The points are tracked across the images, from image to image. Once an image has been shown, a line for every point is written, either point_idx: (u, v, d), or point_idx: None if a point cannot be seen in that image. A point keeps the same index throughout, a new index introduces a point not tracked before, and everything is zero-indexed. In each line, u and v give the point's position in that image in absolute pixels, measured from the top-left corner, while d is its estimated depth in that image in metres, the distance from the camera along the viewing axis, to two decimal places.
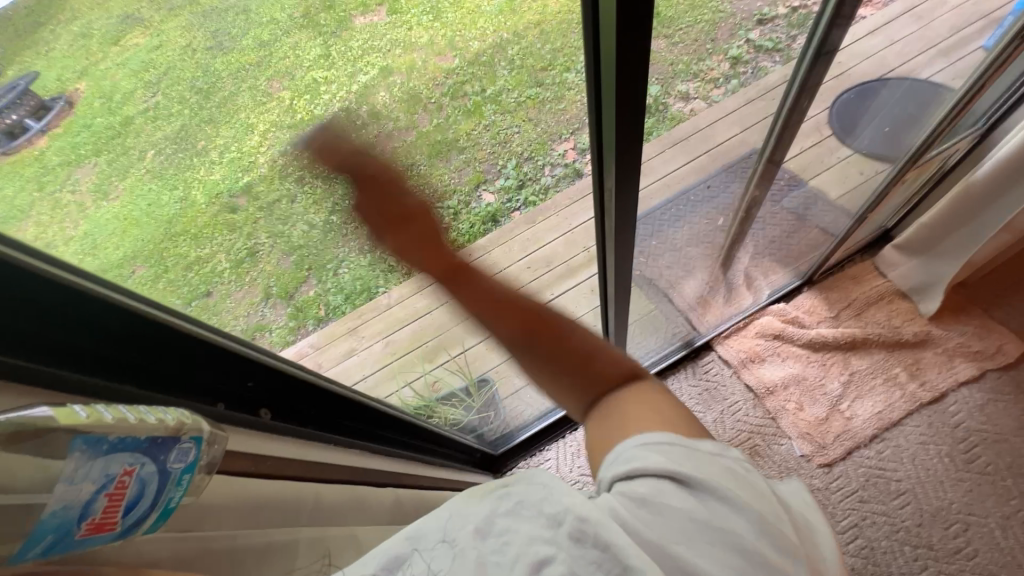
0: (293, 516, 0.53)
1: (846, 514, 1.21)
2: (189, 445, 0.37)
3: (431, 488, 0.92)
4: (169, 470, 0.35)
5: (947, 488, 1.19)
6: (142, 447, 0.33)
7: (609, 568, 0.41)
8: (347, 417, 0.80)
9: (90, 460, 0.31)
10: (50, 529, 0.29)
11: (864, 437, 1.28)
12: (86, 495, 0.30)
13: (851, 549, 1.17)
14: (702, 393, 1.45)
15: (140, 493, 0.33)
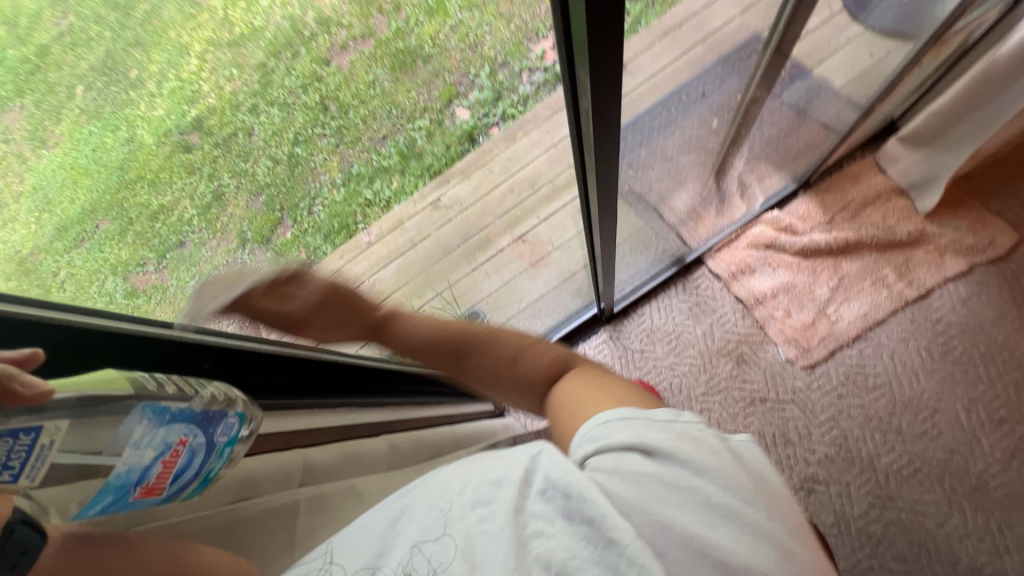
0: (285, 482, 0.53)
1: (824, 409, 1.28)
2: (233, 420, 0.45)
3: (432, 427, 0.94)
4: (214, 442, 0.42)
5: (922, 379, 1.25)
6: (195, 421, 0.40)
7: (595, 541, 0.41)
8: (338, 379, 0.77)
9: (157, 430, 0.37)
10: (115, 486, 0.35)
11: (848, 338, 1.32)
12: (148, 460, 0.36)
13: (826, 440, 1.26)
14: (691, 308, 1.46)
15: (189, 461, 0.40)
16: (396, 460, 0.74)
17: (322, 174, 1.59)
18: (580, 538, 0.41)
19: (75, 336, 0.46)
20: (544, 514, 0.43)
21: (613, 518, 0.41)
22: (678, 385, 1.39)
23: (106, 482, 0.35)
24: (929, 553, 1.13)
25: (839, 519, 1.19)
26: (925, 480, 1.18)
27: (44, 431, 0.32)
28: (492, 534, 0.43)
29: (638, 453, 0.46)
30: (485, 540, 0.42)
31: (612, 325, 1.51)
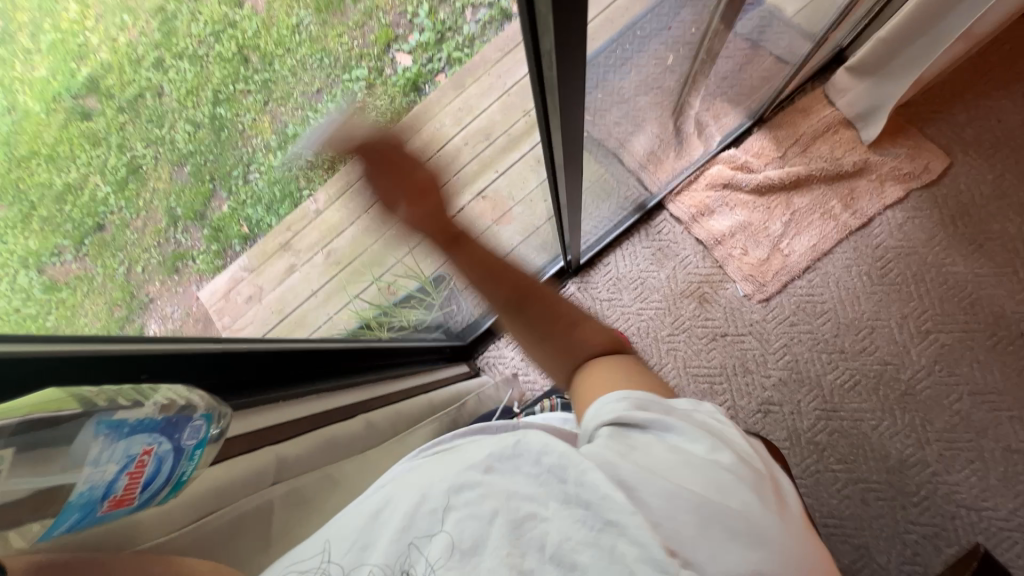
0: (259, 483, 0.54)
1: (778, 338, 1.37)
2: (200, 422, 0.43)
3: (412, 398, 0.93)
4: (183, 446, 0.41)
5: (862, 302, 1.35)
6: (157, 430, 0.39)
7: (591, 523, 0.44)
8: (297, 367, 0.75)
9: (115, 444, 0.36)
10: (80, 504, 0.35)
11: (799, 270, 1.39)
12: (110, 476, 0.36)
13: (780, 365, 1.36)
14: (654, 253, 1.48)
15: (158, 469, 0.39)
16: (372, 438, 0.74)
17: (255, 138, 1.59)
18: (576, 520, 0.44)
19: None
20: (537, 497, 0.46)
21: (600, 492, 0.44)
22: (644, 328, 1.44)
23: (68, 503, 0.35)
24: (866, 454, 1.26)
25: (791, 434, 1.30)
26: (863, 391, 1.30)
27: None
28: (480, 517, 0.46)
29: (621, 429, 0.52)
30: (473, 527, 0.45)
31: (579, 277, 1.52)
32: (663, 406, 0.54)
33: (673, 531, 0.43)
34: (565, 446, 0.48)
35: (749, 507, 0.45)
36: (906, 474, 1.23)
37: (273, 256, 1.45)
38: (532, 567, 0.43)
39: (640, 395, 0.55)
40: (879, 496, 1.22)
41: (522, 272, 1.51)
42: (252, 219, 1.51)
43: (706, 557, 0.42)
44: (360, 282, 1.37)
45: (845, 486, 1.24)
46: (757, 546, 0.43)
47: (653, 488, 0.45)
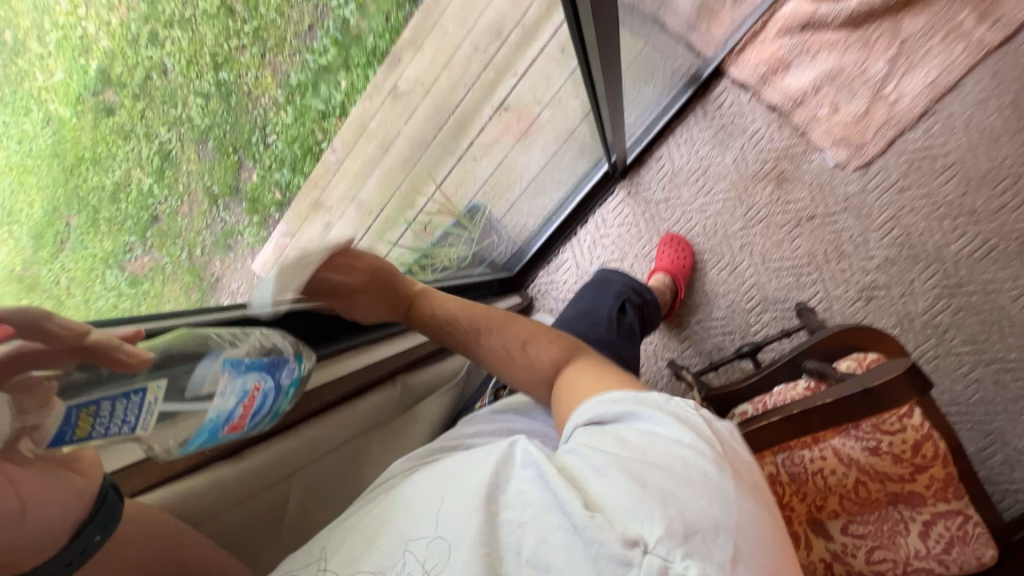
0: (282, 469, 0.59)
1: (883, 209, 1.14)
2: (293, 365, 0.53)
3: (456, 354, 0.96)
4: (281, 383, 0.51)
5: (1002, 145, 1.05)
6: (264, 369, 0.50)
7: (557, 521, 0.42)
8: (345, 318, 0.77)
9: (234, 379, 0.46)
10: (210, 427, 0.45)
11: (912, 117, 1.11)
12: (230, 405, 0.46)
13: (884, 243, 1.13)
14: (716, 133, 1.29)
15: (263, 402, 0.49)
16: (408, 401, 0.79)
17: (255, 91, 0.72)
18: (542, 517, 0.42)
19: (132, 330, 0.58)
20: (512, 501, 0.46)
21: (560, 494, 0.43)
22: (711, 226, 1.28)
23: (203, 425, 0.45)
24: (1002, 329, 1.04)
25: (902, 319, 1.11)
26: (1001, 257, 1.05)
27: (148, 391, 0.41)
28: (453, 522, 0.46)
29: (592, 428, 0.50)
30: (449, 531, 0.46)
31: (628, 179, 1.39)
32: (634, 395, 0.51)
33: (639, 515, 0.39)
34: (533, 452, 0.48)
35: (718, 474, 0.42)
36: None
37: (309, 219, 0.87)
38: (508, 570, 0.41)
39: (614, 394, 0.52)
40: (1020, 377, 1.03)
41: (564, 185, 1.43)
42: (282, 182, 0.80)
43: (674, 515, 0.39)
44: (397, 228, 1.11)
45: (974, 370, 1.06)
46: (720, 505, 0.40)
47: (613, 478, 0.43)
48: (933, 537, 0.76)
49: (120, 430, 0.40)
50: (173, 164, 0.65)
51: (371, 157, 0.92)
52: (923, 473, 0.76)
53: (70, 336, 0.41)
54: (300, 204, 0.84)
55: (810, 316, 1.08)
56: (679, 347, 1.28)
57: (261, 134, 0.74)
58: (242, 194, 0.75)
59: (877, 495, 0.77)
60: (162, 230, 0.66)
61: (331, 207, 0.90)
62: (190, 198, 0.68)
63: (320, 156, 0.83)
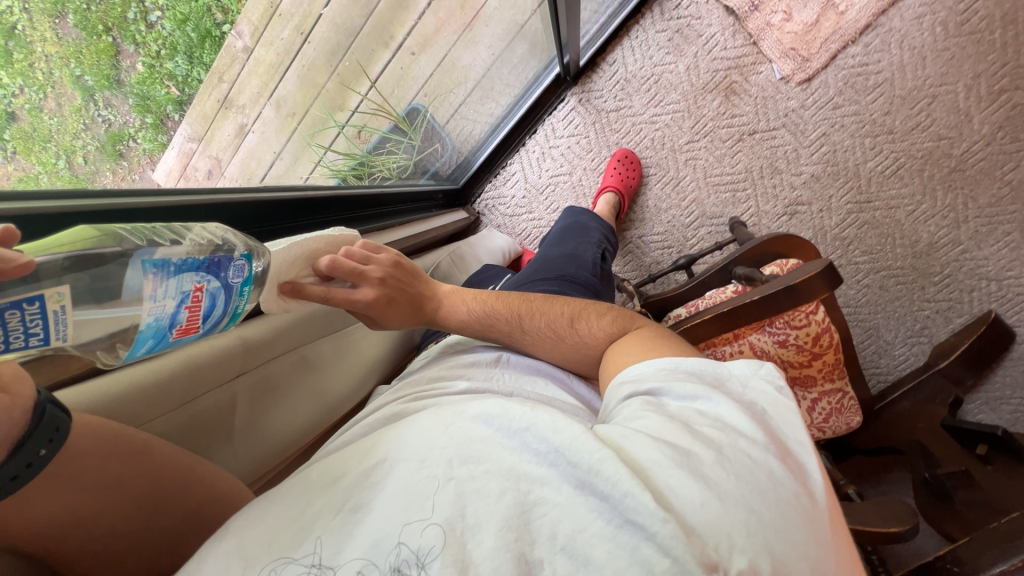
0: (226, 371, 0.53)
1: (815, 126, 1.18)
2: (242, 263, 0.45)
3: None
4: (231, 284, 0.44)
5: (927, 65, 1.10)
6: (202, 269, 0.41)
7: (612, 517, 0.39)
8: (268, 219, 0.77)
9: (167, 281, 0.38)
10: (151, 333, 0.38)
11: (855, 32, 1.13)
12: (172, 310, 0.39)
13: (814, 160, 1.20)
14: (671, 37, 1.23)
15: (213, 303, 0.42)
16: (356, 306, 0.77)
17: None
18: (590, 508, 0.40)
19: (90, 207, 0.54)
20: (549, 480, 0.43)
21: (622, 491, 0.40)
22: (660, 138, 1.27)
23: (139, 332, 0.37)
24: (894, 241, 1.18)
25: (817, 233, 1.22)
26: (906, 174, 1.15)
27: (50, 296, 0.31)
28: (490, 493, 0.42)
29: (650, 402, 0.49)
30: (483, 499, 0.42)
31: (580, 86, 1.32)
32: (712, 371, 0.51)
33: (717, 535, 0.37)
34: (585, 431, 0.44)
35: (801, 510, 0.39)
36: (933, 256, 1.16)
37: (218, 120, 0.77)
38: (542, 559, 0.39)
39: (689, 365, 0.53)
40: (900, 281, 1.19)
41: (513, 89, 1.33)
42: (178, 75, 0.68)
43: (754, 544, 0.37)
44: (327, 132, 1.00)
45: (866, 277, 1.21)
46: (800, 534, 0.38)
47: (684, 480, 0.40)
48: (818, 410, 0.91)
49: (28, 343, 0.30)
50: (21, 41, 0.50)
51: (288, 44, 0.85)
52: (818, 359, 0.88)
53: None
54: (204, 101, 0.74)
55: (740, 229, 1.15)
56: (621, 262, 1.34)
57: (141, 10, 0.62)
58: (126, 88, 0.61)
59: (780, 379, 0.90)
60: (24, 131, 0.51)
61: (244, 107, 0.81)
62: (56, 90, 0.54)
63: (223, 40, 0.75)
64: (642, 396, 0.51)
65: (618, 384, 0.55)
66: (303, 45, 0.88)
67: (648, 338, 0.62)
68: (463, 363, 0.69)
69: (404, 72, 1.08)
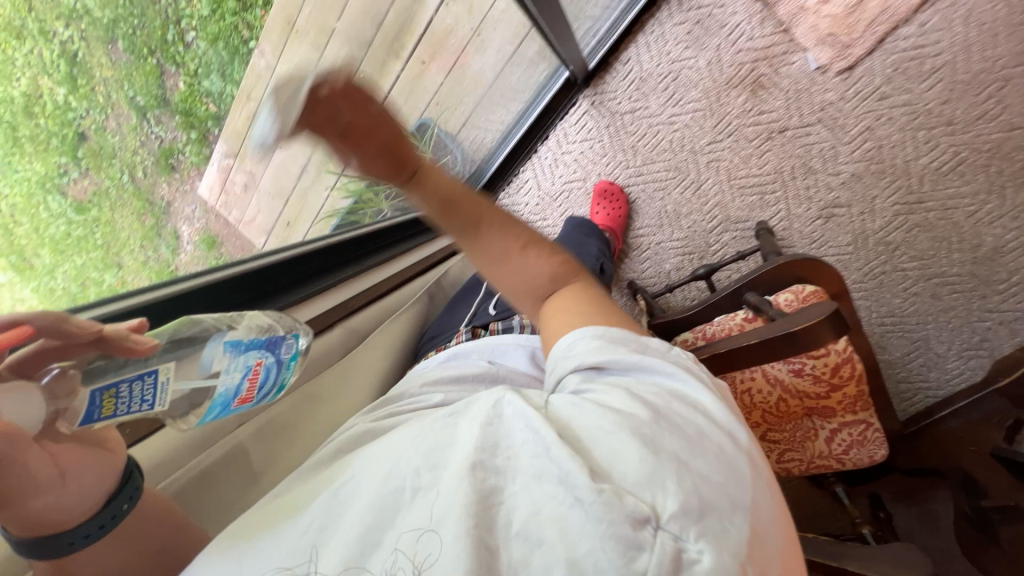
0: (227, 424, 0.60)
1: (858, 119, 1.06)
2: (292, 341, 0.56)
3: (398, 288, 1.02)
4: (282, 359, 0.54)
5: (998, 43, 0.95)
6: (263, 347, 0.52)
7: (562, 495, 0.39)
8: (286, 277, 0.83)
9: (236, 357, 0.50)
10: (220, 401, 0.48)
11: (908, 10, 0.99)
12: (236, 380, 0.49)
13: (854, 157, 1.08)
14: (690, 29, 1.14)
15: (267, 375, 0.52)
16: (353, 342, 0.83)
17: None
18: (545, 495, 0.40)
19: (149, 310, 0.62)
20: (504, 470, 0.43)
21: (566, 467, 0.40)
22: (679, 140, 1.18)
23: (212, 400, 0.47)
24: (950, 245, 1.05)
25: (856, 237, 1.11)
26: (967, 171, 1.01)
27: (160, 372, 0.43)
28: (445, 492, 0.42)
29: (590, 375, 0.53)
30: (444, 499, 0.42)
31: (593, 87, 1.26)
32: (635, 340, 0.55)
33: (654, 486, 0.39)
34: (535, 416, 0.45)
35: (728, 456, 0.43)
36: (997, 262, 1.03)
37: (249, 136, 0.88)
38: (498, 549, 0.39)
39: (613, 334, 0.56)
40: (955, 290, 1.07)
41: (523, 95, 1.29)
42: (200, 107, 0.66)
43: (691, 491, 0.39)
44: None
45: (914, 284, 1.09)
46: (728, 480, 0.41)
47: (626, 444, 0.42)
48: (837, 441, 0.86)
49: (140, 408, 0.42)
50: None
51: (306, 56, 0.91)
52: (839, 390, 0.82)
53: (85, 333, 0.43)
54: (235, 121, 0.85)
55: (767, 238, 1.08)
56: (639, 268, 1.29)
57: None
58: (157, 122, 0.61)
59: (795, 408, 0.86)
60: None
61: (264, 125, 0.87)
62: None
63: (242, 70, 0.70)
64: (585, 371, 0.53)
65: (557, 359, 0.57)
66: (320, 57, 0.94)
67: (588, 299, 0.63)
68: (443, 375, 0.70)
69: (416, 82, 1.08)
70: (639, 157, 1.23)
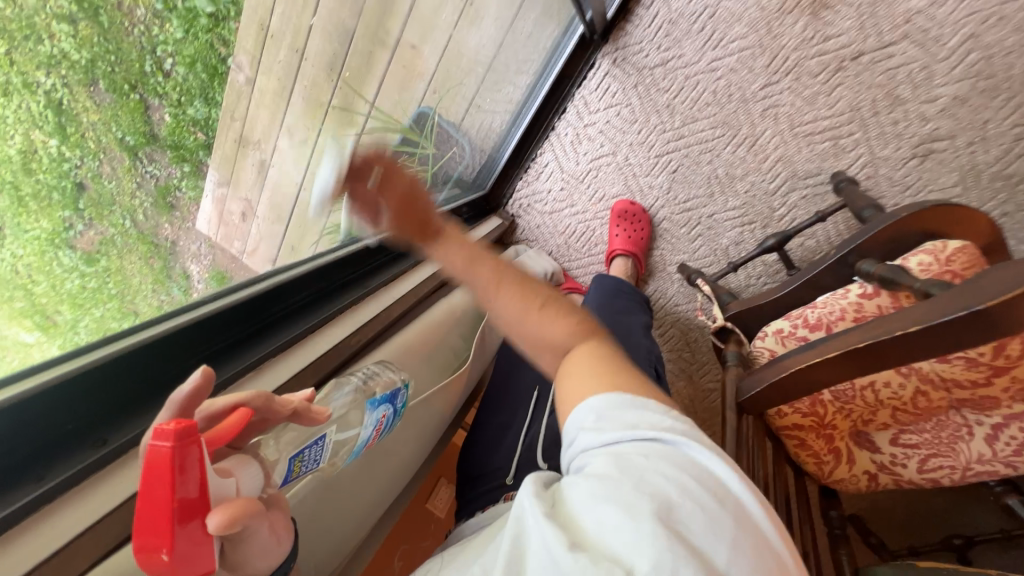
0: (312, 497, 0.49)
1: (957, 26, 0.85)
2: (405, 389, 0.58)
3: (418, 317, 0.80)
4: (399, 409, 0.57)
5: None
6: (388, 400, 0.54)
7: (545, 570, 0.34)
8: (273, 309, 0.62)
9: (372, 412, 0.51)
10: (357, 449, 0.49)
11: None
12: (367, 436, 0.51)
13: (955, 76, 0.86)
14: None
15: (387, 424, 0.55)
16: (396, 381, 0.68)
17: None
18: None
19: (57, 397, 0.38)
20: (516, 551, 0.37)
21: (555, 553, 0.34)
22: (725, 88, 1.00)
23: (353, 449, 0.49)
24: None
25: (965, 175, 0.89)
26: None
27: (328, 436, 0.44)
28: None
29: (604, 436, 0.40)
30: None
31: (613, 42, 1.08)
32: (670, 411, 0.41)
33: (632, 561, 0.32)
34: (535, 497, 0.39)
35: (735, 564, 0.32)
36: None
37: (239, 161, 0.64)
38: None
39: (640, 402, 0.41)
40: None
41: (529, 68, 1.11)
42: (200, 117, 0.56)
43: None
44: None
45: None
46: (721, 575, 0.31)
47: (614, 515, 0.34)
48: (1002, 441, 0.65)
49: (313, 466, 0.43)
50: (69, 115, 0.41)
51: (285, 67, 0.66)
52: (1005, 376, 0.62)
53: (281, 413, 0.40)
54: (222, 142, 0.61)
55: (852, 191, 0.87)
56: (690, 248, 1.09)
57: (155, 60, 0.48)
58: (162, 141, 0.51)
59: (938, 402, 0.66)
60: (95, 198, 0.44)
61: (259, 142, 0.65)
62: (108, 155, 0.45)
63: (226, 75, 0.58)
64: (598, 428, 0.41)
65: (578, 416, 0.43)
66: (301, 63, 0.68)
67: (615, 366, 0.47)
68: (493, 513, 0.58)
69: (407, 71, 0.86)
70: (677, 117, 1.04)
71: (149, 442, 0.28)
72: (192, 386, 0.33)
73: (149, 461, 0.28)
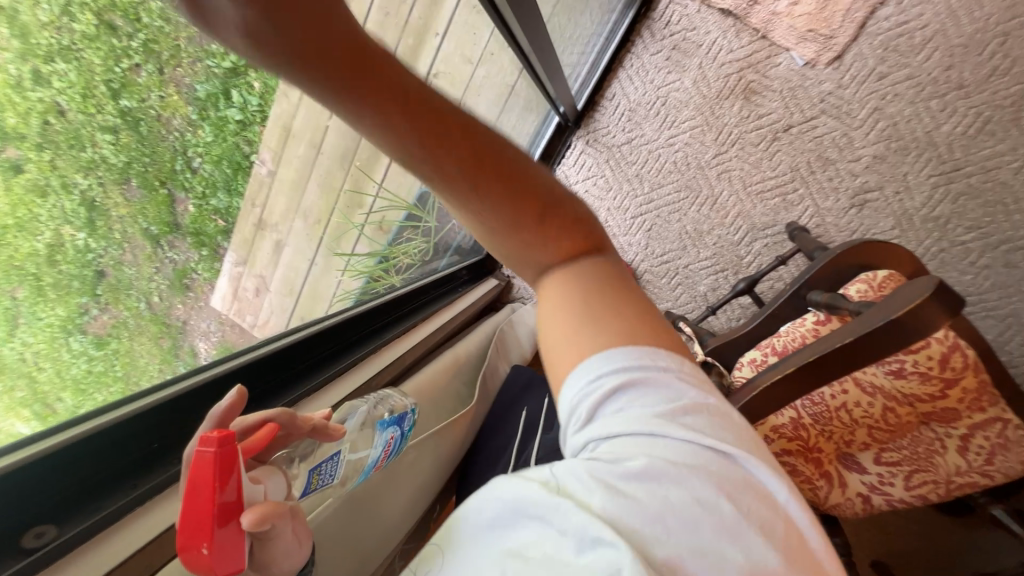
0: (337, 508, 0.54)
1: (863, 103, 1.03)
2: (412, 414, 0.61)
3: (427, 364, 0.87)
4: (405, 431, 0.59)
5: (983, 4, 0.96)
6: (396, 422, 0.57)
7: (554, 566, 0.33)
8: (305, 358, 0.68)
9: (381, 433, 0.54)
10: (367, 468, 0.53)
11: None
12: (376, 455, 0.53)
13: (871, 140, 1.03)
14: (668, 56, 1.18)
15: (395, 447, 0.57)
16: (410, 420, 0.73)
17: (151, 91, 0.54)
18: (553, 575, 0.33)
19: (122, 433, 0.43)
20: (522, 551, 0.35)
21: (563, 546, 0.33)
22: (683, 159, 1.17)
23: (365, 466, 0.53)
24: (1005, 207, 0.96)
25: (900, 218, 1.02)
26: (997, 129, 0.96)
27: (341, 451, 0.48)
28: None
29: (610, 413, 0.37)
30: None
31: (585, 128, 1.28)
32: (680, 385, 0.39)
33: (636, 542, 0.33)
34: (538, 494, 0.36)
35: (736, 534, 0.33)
36: None
37: (257, 242, 0.76)
38: None
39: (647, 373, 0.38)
40: None
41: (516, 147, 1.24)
42: (222, 207, 0.67)
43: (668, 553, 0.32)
44: (349, 235, 0.97)
45: (981, 255, 0.98)
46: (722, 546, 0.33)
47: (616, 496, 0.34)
48: (972, 451, 0.71)
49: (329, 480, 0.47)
50: (100, 211, 0.51)
51: (303, 159, 0.79)
52: (955, 387, 0.70)
53: (302, 427, 0.43)
54: (243, 225, 0.72)
55: (803, 237, 0.99)
56: (672, 296, 1.20)
57: (186, 160, 0.60)
58: (184, 228, 0.62)
59: (907, 418, 0.72)
60: (114, 285, 0.52)
61: (276, 224, 0.79)
62: (131, 244, 0.55)
63: (250, 169, 0.71)
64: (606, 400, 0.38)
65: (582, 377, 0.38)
66: (318, 156, 0.81)
67: (614, 298, 0.41)
68: None
69: None
70: (646, 184, 1.21)
71: (196, 451, 0.33)
72: (230, 403, 0.38)
73: (193, 469, 0.33)
